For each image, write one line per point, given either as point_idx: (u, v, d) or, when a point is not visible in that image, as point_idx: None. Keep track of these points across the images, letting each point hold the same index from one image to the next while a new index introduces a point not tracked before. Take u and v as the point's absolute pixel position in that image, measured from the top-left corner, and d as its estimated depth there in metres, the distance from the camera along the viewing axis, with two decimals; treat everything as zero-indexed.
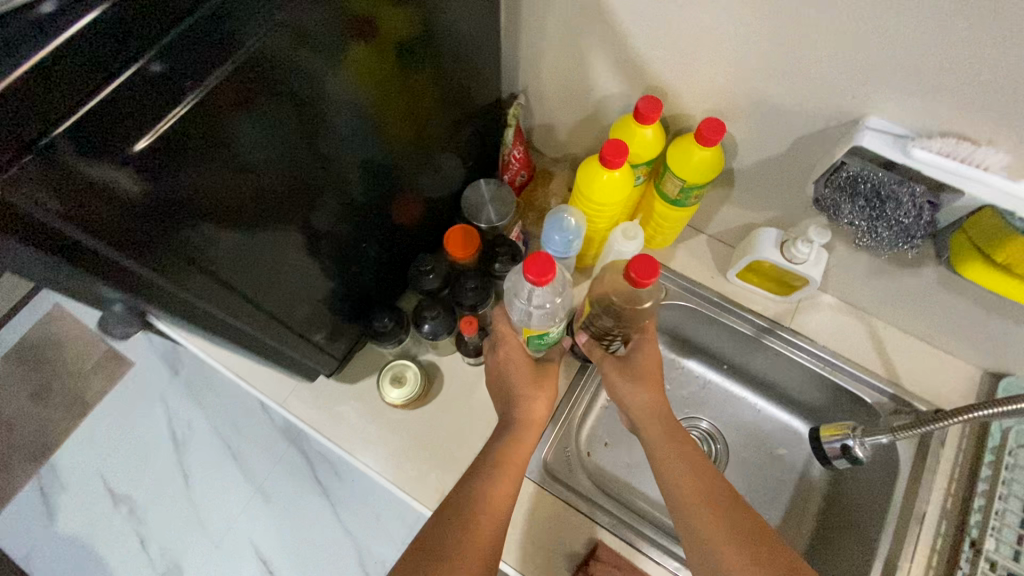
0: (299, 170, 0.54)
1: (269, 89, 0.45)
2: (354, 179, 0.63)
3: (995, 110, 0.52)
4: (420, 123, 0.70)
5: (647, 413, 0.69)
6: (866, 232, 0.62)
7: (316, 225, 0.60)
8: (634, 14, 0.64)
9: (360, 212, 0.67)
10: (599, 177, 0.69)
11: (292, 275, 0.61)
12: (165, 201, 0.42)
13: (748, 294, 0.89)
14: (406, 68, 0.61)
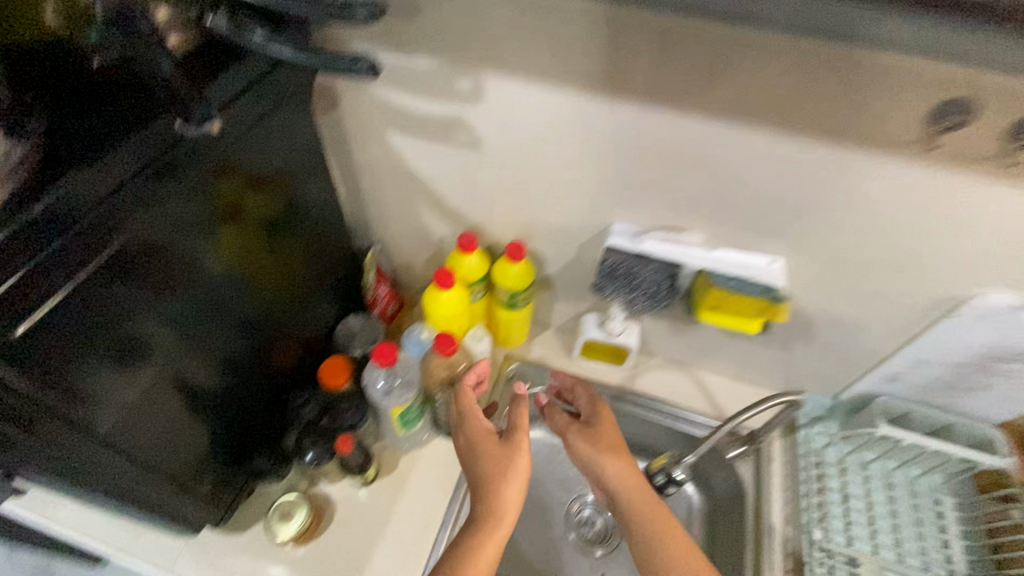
0: (171, 330, 0.63)
1: (141, 268, 0.57)
2: (230, 331, 0.73)
3: (684, 207, 0.76)
4: (287, 275, 0.84)
5: (624, 486, 0.76)
6: (633, 301, 0.83)
7: (191, 376, 0.68)
8: (439, 177, 0.86)
9: (237, 360, 0.76)
10: (439, 298, 0.85)
11: (170, 427, 0.67)
12: (44, 372, 0.49)
13: (596, 369, 1.05)
14: (269, 238, 0.77)
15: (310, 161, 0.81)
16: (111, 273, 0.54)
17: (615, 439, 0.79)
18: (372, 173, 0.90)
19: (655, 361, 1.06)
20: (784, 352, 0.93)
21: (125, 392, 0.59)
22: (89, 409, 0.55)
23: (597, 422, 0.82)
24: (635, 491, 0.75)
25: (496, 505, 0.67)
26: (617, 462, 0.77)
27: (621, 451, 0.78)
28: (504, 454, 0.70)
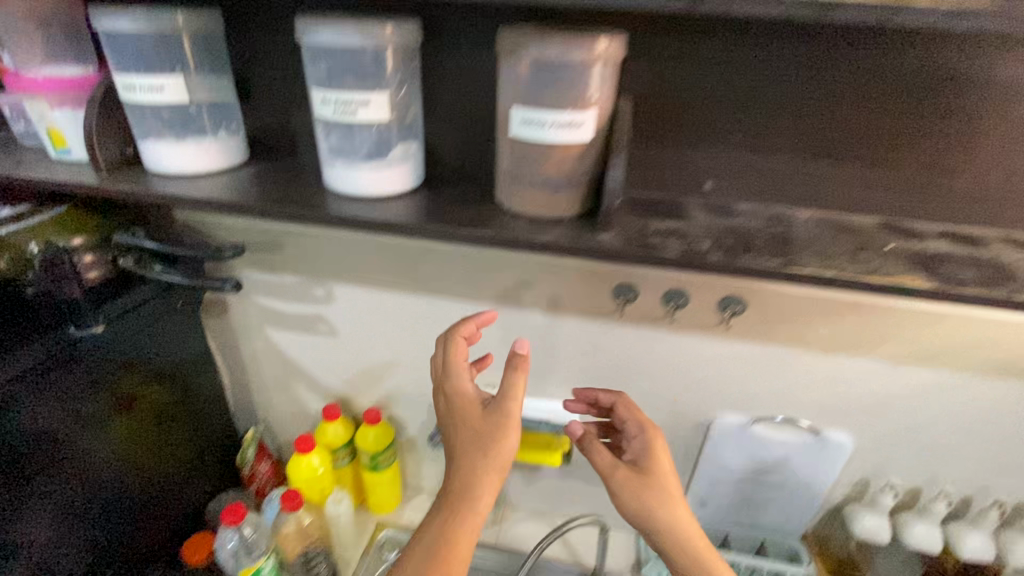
0: (41, 509, 0.74)
1: (27, 456, 0.70)
2: (99, 511, 0.83)
3: (495, 369, 0.98)
4: (172, 455, 0.96)
5: (679, 533, 0.67)
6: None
7: (47, 555, 0.76)
8: (308, 361, 1.06)
9: (97, 539, 0.84)
10: (301, 463, 0.98)
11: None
12: None
13: None
14: (157, 425, 0.92)
15: (200, 357, 1.01)
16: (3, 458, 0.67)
17: (672, 486, 0.69)
18: (255, 362, 1.09)
19: (518, 514, 1.14)
20: None
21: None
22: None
23: (652, 468, 0.70)
24: (672, 538, 0.67)
25: (468, 485, 0.61)
26: (650, 492, 0.68)
27: (673, 497, 0.68)
28: (495, 432, 0.62)
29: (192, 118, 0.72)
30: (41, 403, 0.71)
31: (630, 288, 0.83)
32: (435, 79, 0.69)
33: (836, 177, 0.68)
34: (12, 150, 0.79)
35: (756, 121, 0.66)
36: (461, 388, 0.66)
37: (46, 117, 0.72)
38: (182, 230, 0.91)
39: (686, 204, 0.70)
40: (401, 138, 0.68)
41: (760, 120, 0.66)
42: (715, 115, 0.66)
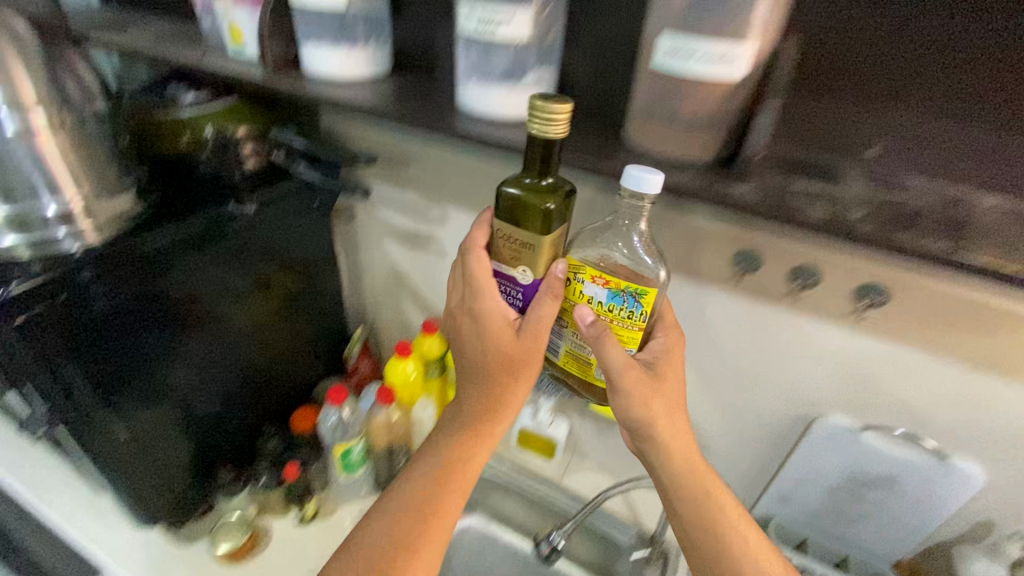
0: (206, 358, 0.90)
1: (197, 304, 0.85)
2: (229, 351, 0.95)
3: None
4: (291, 341, 1.09)
5: (674, 464, 0.70)
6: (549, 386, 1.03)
7: (194, 401, 0.91)
8: (417, 278, 1.14)
9: (229, 381, 0.97)
10: (397, 367, 1.07)
11: (162, 427, 0.87)
12: (108, 356, 0.74)
13: (530, 463, 1.18)
14: (279, 298, 1.02)
15: (328, 259, 1.12)
16: (157, 312, 0.79)
17: (675, 397, 0.71)
18: (368, 272, 1.19)
19: (586, 465, 1.18)
20: None
21: (142, 388, 0.81)
22: (106, 398, 0.77)
23: (660, 386, 0.69)
24: (696, 490, 0.69)
25: (504, 359, 0.69)
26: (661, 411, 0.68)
27: (700, 474, 0.70)
28: (530, 348, 0.67)
29: (347, 27, 0.75)
30: (202, 260, 0.83)
31: (752, 257, 0.77)
32: (584, 1, 0.67)
33: (994, 140, 0.57)
34: (200, 45, 0.89)
35: (971, 50, 0.54)
36: (489, 307, 0.68)
37: (229, 14, 0.80)
38: (324, 135, 1.00)
39: (840, 168, 0.63)
40: (538, 59, 0.67)
41: (971, 93, 0.56)
42: (910, 44, 0.56)
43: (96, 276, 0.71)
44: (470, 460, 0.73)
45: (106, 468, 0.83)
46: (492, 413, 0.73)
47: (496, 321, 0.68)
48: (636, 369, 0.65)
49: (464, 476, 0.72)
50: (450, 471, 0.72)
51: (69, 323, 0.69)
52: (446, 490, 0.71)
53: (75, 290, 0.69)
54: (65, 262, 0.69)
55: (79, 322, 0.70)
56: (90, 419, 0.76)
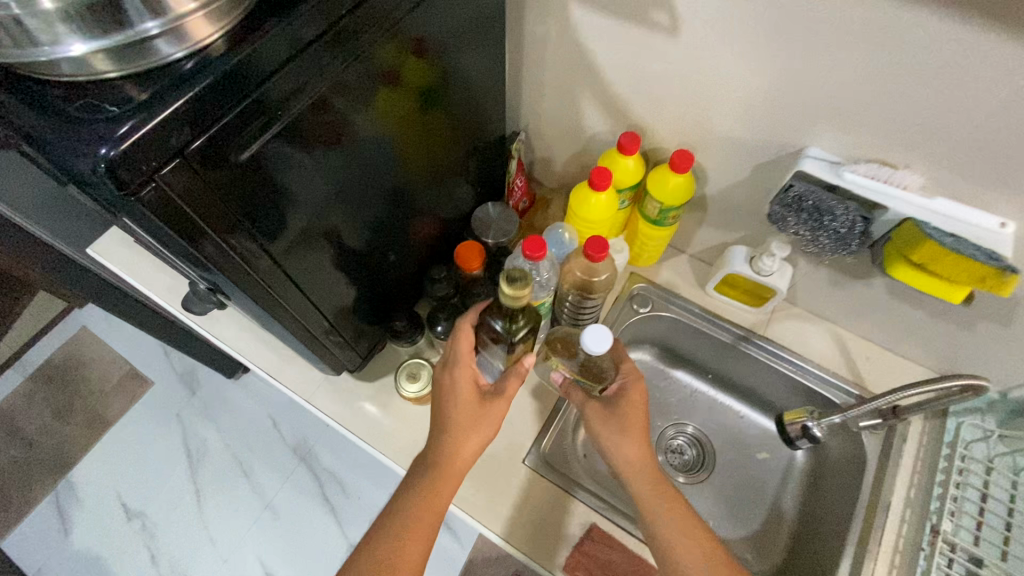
0: (355, 193, 0.68)
1: (339, 124, 0.59)
2: (376, 180, 0.71)
3: (911, 145, 0.64)
4: (441, 155, 0.84)
5: (635, 479, 0.73)
6: (811, 241, 0.72)
7: (352, 244, 0.74)
8: (614, 66, 0.78)
9: (380, 215, 0.76)
10: (589, 200, 0.81)
11: (322, 278, 0.71)
12: (255, 211, 0.54)
13: (727, 307, 0.99)
14: (426, 99, 0.72)
15: (485, 32, 0.77)
16: (296, 142, 0.55)
17: (637, 424, 0.75)
18: (539, 50, 0.83)
19: (795, 313, 0.98)
20: (964, 332, 0.82)
21: (294, 240, 0.62)
22: (261, 260, 0.59)
23: (621, 409, 0.76)
24: (668, 516, 0.70)
25: (473, 421, 0.73)
26: (635, 447, 0.74)
27: (670, 497, 0.72)
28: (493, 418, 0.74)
29: None
30: (329, 56, 0.54)
31: None
32: None
33: None
34: None
35: None
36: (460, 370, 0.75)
37: None
38: None
39: None
40: None
41: None
42: None
43: (204, 102, 0.46)
44: (437, 505, 0.70)
45: (280, 327, 0.72)
46: (448, 458, 0.72)
47: (466, 399, 0.73)
48: (590, 403, 0.79)
49: (437, 513, 0.69)
50: (424, 513, 0.69)
51: (200, 177, 0.48)
52: (418, 527, 0.68)
53: (194, 133, 0.46)
54: (168, 79, 0.46)
55: (210, 174, 0.48)
56: (253, 287, 0.61)
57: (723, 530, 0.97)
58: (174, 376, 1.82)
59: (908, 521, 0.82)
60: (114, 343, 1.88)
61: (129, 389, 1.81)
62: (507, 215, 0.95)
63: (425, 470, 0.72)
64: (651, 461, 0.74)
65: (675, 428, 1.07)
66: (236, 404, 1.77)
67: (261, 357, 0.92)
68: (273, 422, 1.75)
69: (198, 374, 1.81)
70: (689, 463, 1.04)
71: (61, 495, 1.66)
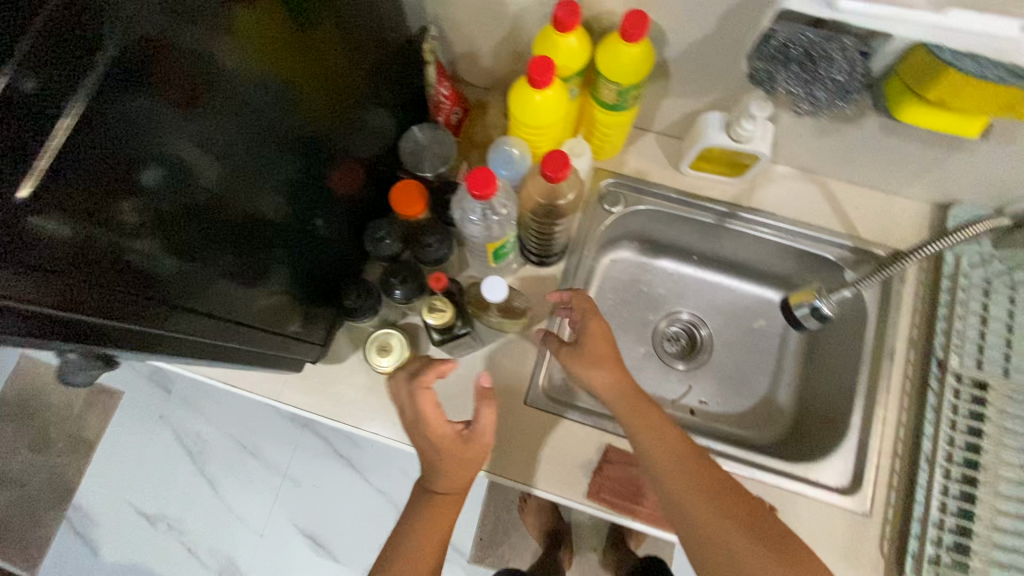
0: (241, 168, 0.54)
1: (175, 84, 0.44)
2: (276, 145, 0.58)
3: None
4: (340, 86, 0.67)
5: (617, 403, 0.70)
6: (804, 98, 0.59)
7: (265, 230, 0.60)
8: None
9: (297, 186, 0.64)
10: (532, 99, 0.65)
11: (250, 281, 0.60)
12: (103, 238, 0.41)
13: (705, 183, 0.89)
14: (304, 23, 0.57)
15: None
16: (118, 127, 0.40)
17: (606, 353, 0.72)
18: None
19: (780, 172, 0.89)
20: (964, 157, 0.74)
21: (191, 248, 0.50)
22: (164, 288, 0.48)
23: (587, 347, 0.72)
24: (654, 436, 0.67)
25: (453, 462, 0.68)
26: (604, 377, 0.71)
27: (655, 419, 0.68)
28: (475, 457, 0.69)
29: None
30: None
31: None
32: None
33: None
34: None
35: None
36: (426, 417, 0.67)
37: None
38: None
39: None
40: None
41: None
42: None
43: None
44: (439, 511, 0.69)
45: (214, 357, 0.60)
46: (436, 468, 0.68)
47: (435, 434, 0.67)
48: (561, 348, 0.74)
49: (444, 517, 0.69)
50: (424, 518, 0.69)
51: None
52: (421, 527, 0.68)
53: None
54: None
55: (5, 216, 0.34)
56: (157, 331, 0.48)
57: (733, 408, 0.96)
58: (141, 380, 1.71)
59: (914, 362, 0.81)
60: (63, 362, 1.72)
61: (100, 404, 1.70)
62: (440, 137, 0.79)
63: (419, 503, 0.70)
64: (628, 381, 0.71)
65: (668, 319, 1.03)
66: (216, 391, 1.69)
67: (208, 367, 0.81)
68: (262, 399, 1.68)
69: (166, 371, 1.70)
70: (690, 350, 1.01)
71: (73, 520, 1.63)
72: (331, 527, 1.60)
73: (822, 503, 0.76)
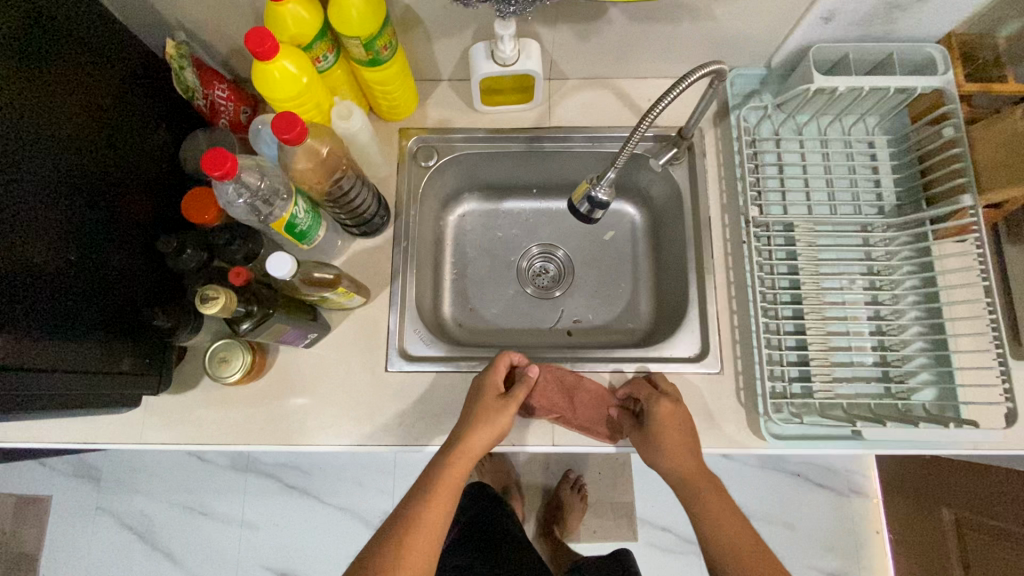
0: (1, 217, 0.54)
1: None
2: (39, 181, 0.59)
3: None
4: (100, 119, 0.67)
5: (687, 482, 0.71)
6: None
7: (54, 275, 0.60)
8: None
9: (81, 220, 0.64)
10: (270, 74, 0.65)
11: (50, 320, 0.59)
12: None
13: (507, 115, 0.91)
14: (35, 68, 0.58)
15: None
16: None
17: (681, 436, 0.72)
18: None
19: (571, 86, 0.92)
20: (708, 22, 0.79)
21: None
22: None
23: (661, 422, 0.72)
24: (723, 505, 0.70)
25: (469, 454, 0.71)
26: (687, 460, 0.71)
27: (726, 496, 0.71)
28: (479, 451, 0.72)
29: None
30: None
31: None
32: None
33: None
34: None
35: None
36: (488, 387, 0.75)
37: None
38: None
39: None
40: None
41: None
42: None
43: None
44: (451, 482, 0.70)
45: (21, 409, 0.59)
46: (462, 451, 0.71)
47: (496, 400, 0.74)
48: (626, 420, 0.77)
49: (452, 491, 0.70)
50: (436, 496, 0.69)
51: None
52: (433, 504, 0.68)
53: None
54: None
55: None
56: None
57: (603, 318, 1.00)
58: (67, 477, 1.64)
59: (731, 225, 0.86)
60: None
61: (30, 515, 1.62)
62: (219, 139, 0.78)
63: (410, 510, 0.68)
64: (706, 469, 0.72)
65: (527, 256, 1.06)
66: (148, 464, 1.63)
67: (55, 433, 0.78)
68: (198, 456, 1.64)
69: (90, 460, 1.63)
70: (554, 277, 1.04)
71: None
72: (302, 557, 1.58)
73: (678, 375, 0.81)
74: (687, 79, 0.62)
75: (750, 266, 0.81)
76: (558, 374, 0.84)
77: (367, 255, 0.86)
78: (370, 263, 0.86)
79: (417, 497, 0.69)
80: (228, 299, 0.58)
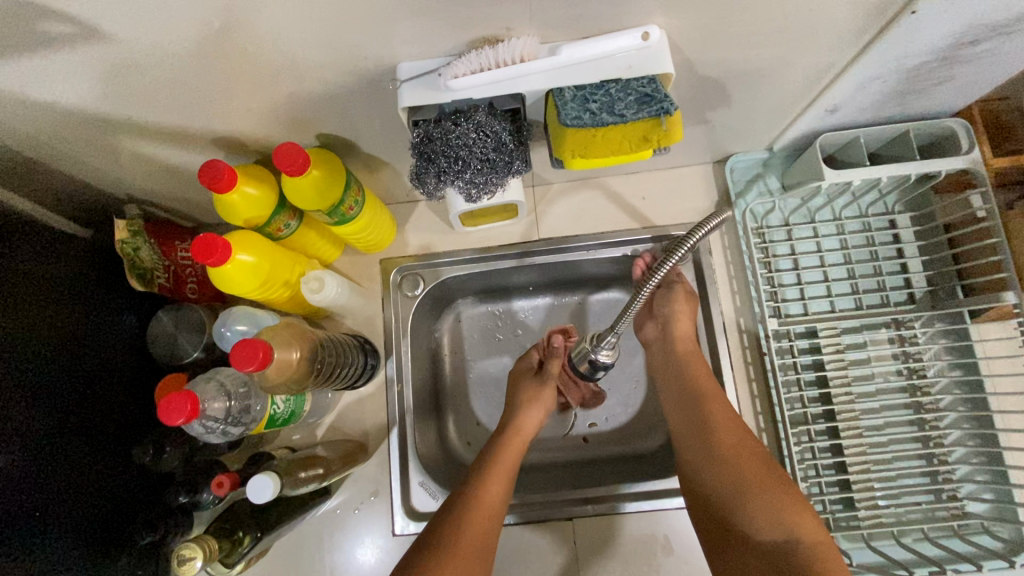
0: None
1: None
2: (44, 408, 0.58)
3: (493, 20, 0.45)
4: (62, 327, 0.62)
5: (686, 379, 0.70)
6: (469, 181, 0.56)
7: (31, 526, 0.55)
8: (112, 103, 0.52)
9: (59, 441, 0.59)
10: (229, 273, 0.59)
11: (27, 563, 0.54)
12: None
13: (492, 231, 0.85)
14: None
15: None
16: None
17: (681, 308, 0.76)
18: (10, 132, 0.53)
19: (557, 191, 0.86)
20: (698, 125, 0.72)
21: None
22: None
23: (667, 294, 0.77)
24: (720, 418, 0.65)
25: (514, 419, 0.74)
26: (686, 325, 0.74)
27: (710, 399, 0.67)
28: (531, 423, 0.74)
29: None
30: None
31: None
32: None
33: None
34: None
35: None
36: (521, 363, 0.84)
37: None
38: None
39: None
40: None
41: None
42: None
43: None
44: (508, 457, 0.69)
45: None
46: (514, 431, 0.73)
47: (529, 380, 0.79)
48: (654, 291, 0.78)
49: (508, 468, 0.68)
50: (494, 468, 0.67)
51: None
52: (492, 475, 0.66)
53: None
54: None
55: None
56: None
57: None
58: None
59: (746, 329, 0.80)
60: None
61: None
62: (185, 314, 0.74)
63: (472, 478, 0.66)
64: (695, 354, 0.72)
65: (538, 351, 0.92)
66: None
67: None
68: None
69: None
70: None
71: None
72: None
73: None
74: (691, 240, 0.57)
75: (773, 383, 0.75)
76: (578, 517, 0.78)
77: (362, 405, 0.81)
78: (367, 414, 0.81)
79: (480, 464, 0.68)
80: (205, 557, 0.54)
